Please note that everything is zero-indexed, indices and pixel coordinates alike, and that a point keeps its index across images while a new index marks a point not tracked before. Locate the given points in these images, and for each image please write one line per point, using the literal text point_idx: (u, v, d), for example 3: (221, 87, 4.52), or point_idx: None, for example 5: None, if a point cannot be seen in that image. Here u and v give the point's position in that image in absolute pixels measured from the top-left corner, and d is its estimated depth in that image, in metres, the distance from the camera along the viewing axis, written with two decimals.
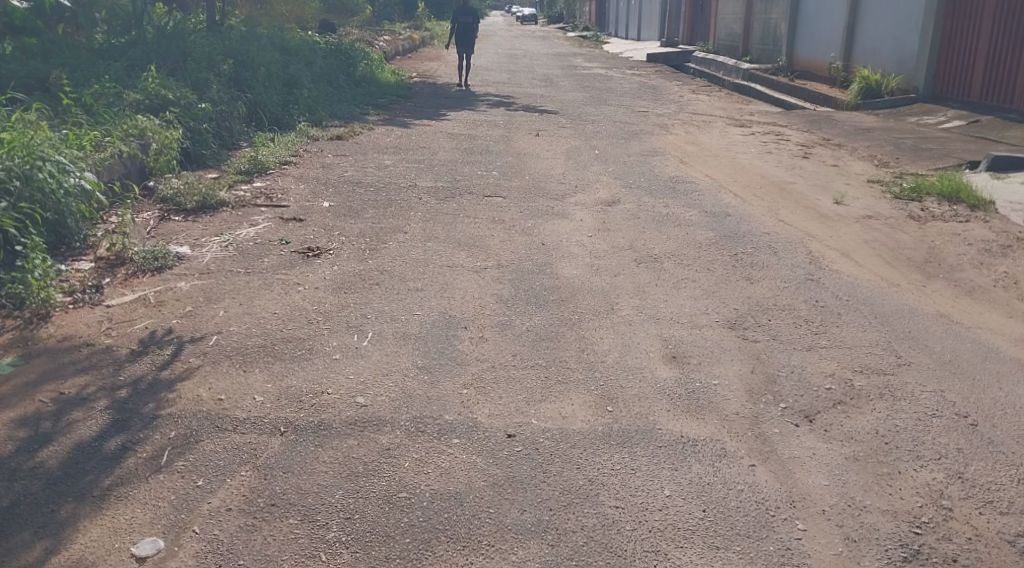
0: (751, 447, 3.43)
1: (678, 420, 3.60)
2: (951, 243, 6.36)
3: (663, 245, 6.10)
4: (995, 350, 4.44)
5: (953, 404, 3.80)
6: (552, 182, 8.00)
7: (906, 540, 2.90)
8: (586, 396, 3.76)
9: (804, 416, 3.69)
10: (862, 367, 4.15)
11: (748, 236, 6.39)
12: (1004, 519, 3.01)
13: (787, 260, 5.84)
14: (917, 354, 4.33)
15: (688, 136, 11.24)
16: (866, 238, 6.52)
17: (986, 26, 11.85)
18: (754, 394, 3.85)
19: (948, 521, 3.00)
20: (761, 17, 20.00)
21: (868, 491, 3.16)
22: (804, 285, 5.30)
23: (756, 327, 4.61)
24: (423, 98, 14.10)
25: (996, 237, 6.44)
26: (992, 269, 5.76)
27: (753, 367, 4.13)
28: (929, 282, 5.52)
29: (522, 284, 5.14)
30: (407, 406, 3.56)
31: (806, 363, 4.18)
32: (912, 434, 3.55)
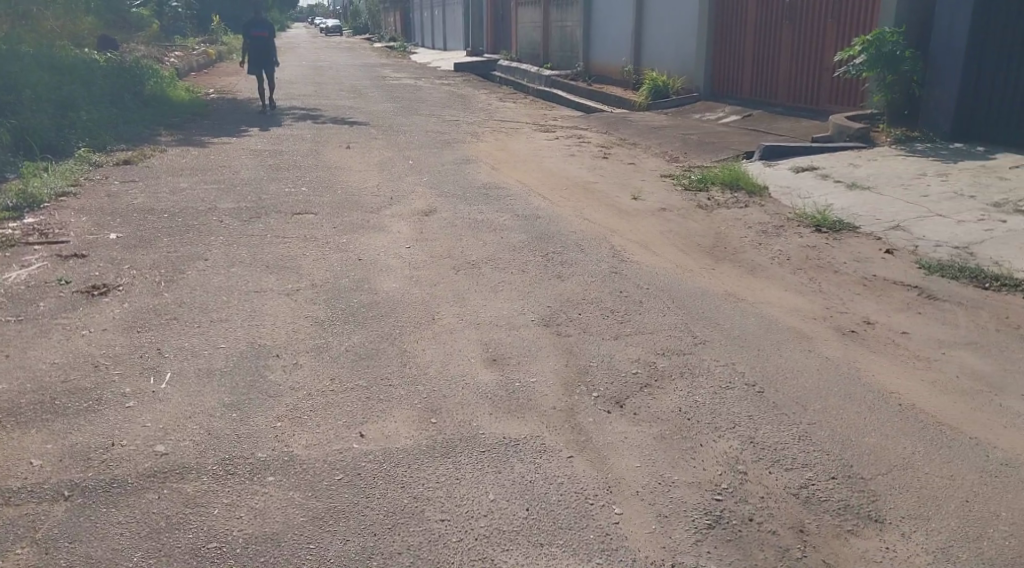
0: (569, 439, 3.57)
1: (498, 422, 3.68)
2: (734, 228, 6.92)
3: (476, 251, 6.20)
4: (775, 321, 4.88)
5: (743, 374, 4.15)
6: (364, 195, 7.92)
7: (709, 508, 3.13)
8: (408, 410, 3.75)
9: (615, 402, 3.88)
10: (663, 350, 4.43)
11: (554, 235, 6.65)
12: (789, 474, 3.31)
13: (592, 255, 6.13)
14: (711, 332, 4.68)
15: (494, 141, 11.53)
16: (660, 229, 6.96)
17: (751, 28, 12.99)
18: (569, 387, 4.01)
19: (744, 484, 3.26)
20: (557, 26, 20.83)
21: (675, 467, 3.38)
22: (609, 278, 5.58)
23: (568, 323, 4.80)
24: (220, 115, 13.50)
25: (771, 219, 7.08)
26: (769, 248, 6.33)
27: (567, 360, 4.29)
28: (718, 265, 5.99)
29: (337, 303, 5.05)
30: (214, 449, 3.40)
31: (614, 352, 4.40)
32: (710, 407, 3.83)
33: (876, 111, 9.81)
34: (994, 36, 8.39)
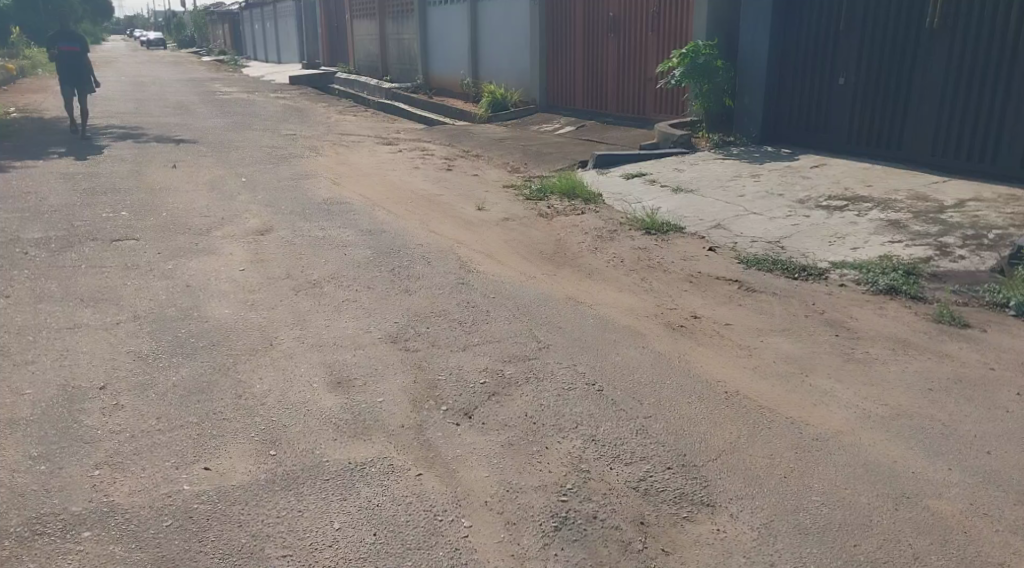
0: (417, 457, 3.55)
1: (343, 447, 3.61)
2: (573, 234, 7.13)
3: (316, 269, 6.05)
4: (612, 321, 5.06)
5: (585, 375, 4.27)
6: (192, 216, 7.54)
7: (556, 510, 3.20)
8: (245, 444, 3.61)
9: (463, 413, 3.90)
10: (508, 357, 4.49)
11: (396, 249, 6.60)
12: (628, 468, 3.44)
13: (436, 268, 6.13)
14: (555, 336, 4.80)
15: (332, 155, 11.31)
16: (503, 238, 7.07)
17: (580, 40, 13.46)
18: (416, 403, 3.98)
19: (588, 482, 3.36)
20: (394, 38, 20.75)
21: (522, 473, 3.43)
22: (453, 290, 5.61)
23: (414, 337, 4.77)
24: (25, 136, 12.47)
25: (606, 224, 7.36)
26: (606, 252, 6.58)
27: (415, 376, 4.27)
28: (559, 271, 6.15)
29: (165, 334, 4.78)
30: (19, 509, 3.13)
31: (461, 363, 4.41)
32: (554, 410, 3.92)
33: (693, 115, 10.40)
34: (790, 44, 9.08)
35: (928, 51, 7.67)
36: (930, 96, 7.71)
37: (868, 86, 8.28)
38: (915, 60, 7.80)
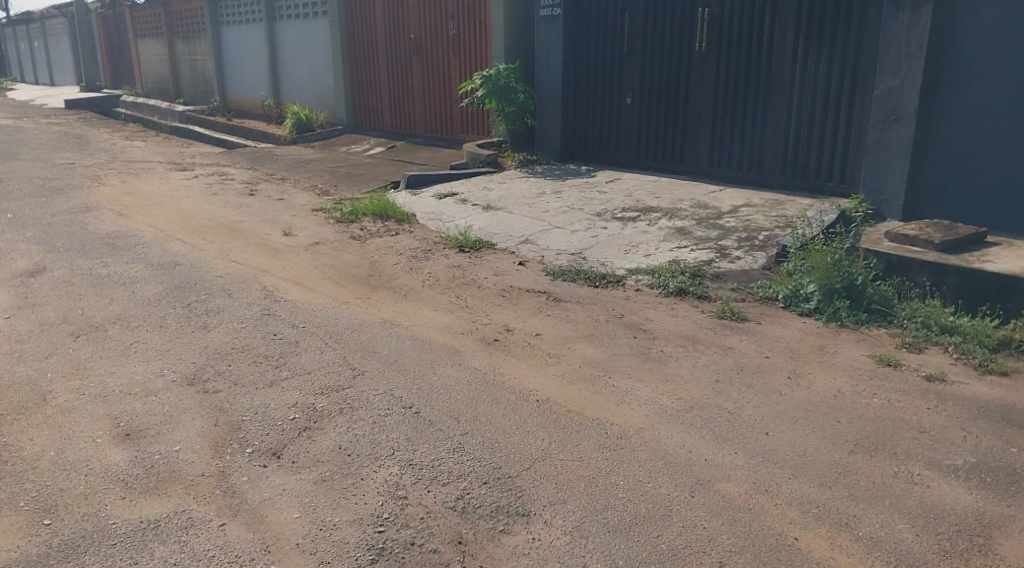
0: (220, 506, 3.38)
1: (135, 505, 3.37)
2: (385, 256, 7.09)
3: (103, 310, 5.62)
4: (427, 341, 5.08)
5: (400, 399, 4.25)
6: None
7: (373, 542, 3.15)
8: (14, 518, 3.29)
9: (272, 453, 3.76)
10: (320, 389, 4.38)
11: (192, 282, 6.26)
12: (445, 489, 3.46)
13: (240, 299, 5.88)
14: (369, 362, 4.74)
15: (120, 185, 10.56)
16: (312, 264, 6.90)
17: (382, 60, 13.44)
18: (219, 448, 3.80)
19: (405, 509, 3.34)
20: (185, 59, 19.71)
21: (336, 508, 3.35)
22: (260, 322, 5.40)
23: (217, 377, 4.54)
24: None
25: (419, 244, 7.38)
26: (419, 271, 6.59)
27: (217, 419, 4.07)
28: (372, 294, 6.09)
29: None
30: None
31: (269, 399, 4.26)
32: (369, 438, 3.87)
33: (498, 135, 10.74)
34: (578, 66, 9.56)
35: (699, 72, 8.35)
36: (704, 113, 8.38)
37: (650, 104, 8.87)
38: (689, 80, 8.47)
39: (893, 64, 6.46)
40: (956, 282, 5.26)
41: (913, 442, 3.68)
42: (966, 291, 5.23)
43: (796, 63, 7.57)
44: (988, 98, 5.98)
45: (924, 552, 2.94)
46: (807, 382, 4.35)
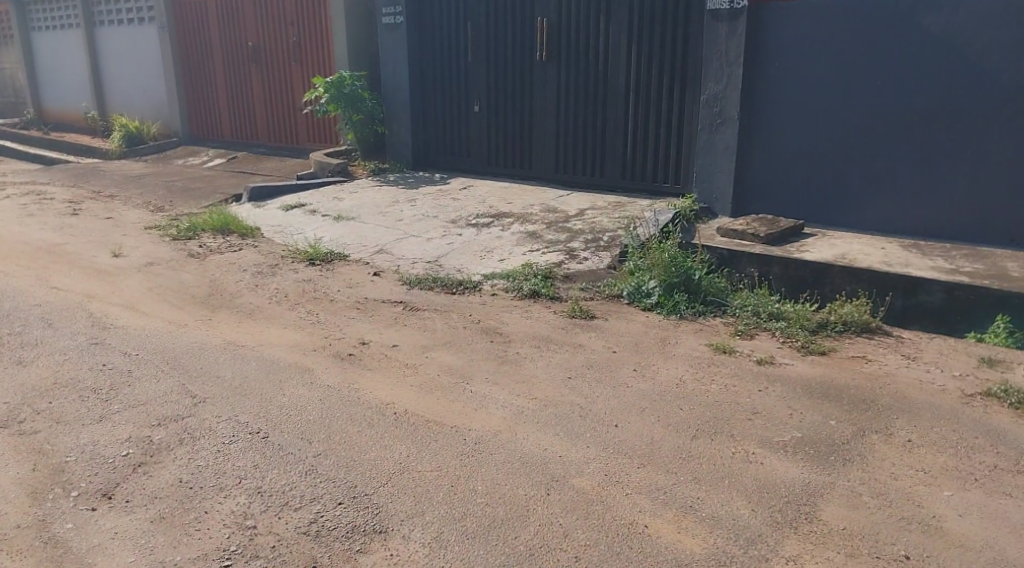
0: (41, 559, 3.12)
1: None
2: (227, 273, 6.78)
3: None
4: (275, 360, 4.90)
5: (246, 424, 4.07)
6: None
7: None
8: None
9: (103, 495, 3.50)
10: (157, 421, 4.12)
11: (7, 314, 5.74)
12: (297, 514, 3.33)
13: (64, 329, 5.45)
14: (211, 387, 4.52)
15: None
16: (146, 286, 6.50)
17: (218, 69, 12.88)
18: (38, 495, 3.50)
19: (254, 539, 3.20)
20: None
21: (177, 546, 3.17)
22: (87, 352, 5.03)
23: (36, 417, 4.18)
24: None
25: (265, 259, 7.11)
26: (265, 288, 6.35)
27: (35, 464, 3.75)
28: (214, 314, 5.81)
29: None
30: None
31: (98, 436, 3.97)
32: (213, 468, 3.68)
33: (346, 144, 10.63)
34: (424, 74, 9.55)
35: (541, 79, 8.52)
36: (547, 118, 8.56)
37: (496, 111, 8.99)
38: (532, 87, 8.63)
39: (716, 72, 6.85)
40: (779, 271, 5.64)
41: (747, 423, 3.91)
42: (789, 279, 5.62)
43: (629, 70, 7.83)
44: (802, 102, 6.46)
45: (759, 525, 3.09)
46: (652, 373, 4.53)
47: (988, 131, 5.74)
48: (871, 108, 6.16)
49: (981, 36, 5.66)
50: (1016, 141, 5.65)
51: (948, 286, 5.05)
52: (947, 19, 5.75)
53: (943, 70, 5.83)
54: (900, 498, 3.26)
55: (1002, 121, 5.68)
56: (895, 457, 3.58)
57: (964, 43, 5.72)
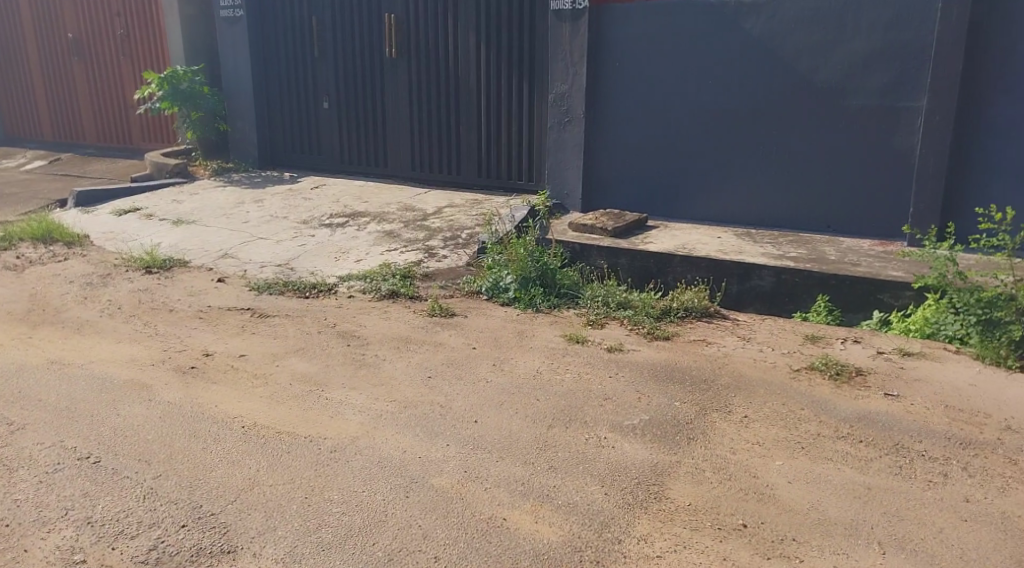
0: None
1: None
2: (50, 287, 6.27)
3: None
4: (107, 379, 4.58)
5: (74, 450, 3.79)
6: None
7: None
8: None
9: None
10: None
11: None
12: (134, 542, 3.08)
13: None
14: (33, 412, 4.17)
15: None
16: None
17: (36, 63, 11.91)
18: None
19: None
20: None
21: None
22: None
23: None
24: None
25: (94, 269, 6.64)
26: (95, 301, 5.93)
27: None
28: (35, 332, 5.36)
29: None
30: None
31: None
32: (35, 501, 3.37)
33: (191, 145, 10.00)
34: (270, 70, 9.23)
35: (391, 77, 8.42)
36: (399, 115, 8.46)
37: (346, 109, 8.80)
38: (382, 85, 8.51)
39: (561, 71, 7.03)
40: (627, 262, 5.87)
41: (600, 409, 4.03)
42: (636, 270, 5.85)
43: (478, 67, 7.84)
44: (642, 99, 6.72)
45: (612, 507, 3.16)
46: (509, 366, 4.59)
47: (808, 126, 6.17)
48: (704, 105, 6.50)
49: (798, 37, 6.08)
50: (830, 136, 6.11)
51: (777, 270, 5.42)
52: (766, 21, 6.15)
53: (766, 70, 6.23)
54: (738, 471, 3.46)
55: (819, 117, 6.13)
56: (733, 433, 3.81)
57: (783, 44, 6.14)
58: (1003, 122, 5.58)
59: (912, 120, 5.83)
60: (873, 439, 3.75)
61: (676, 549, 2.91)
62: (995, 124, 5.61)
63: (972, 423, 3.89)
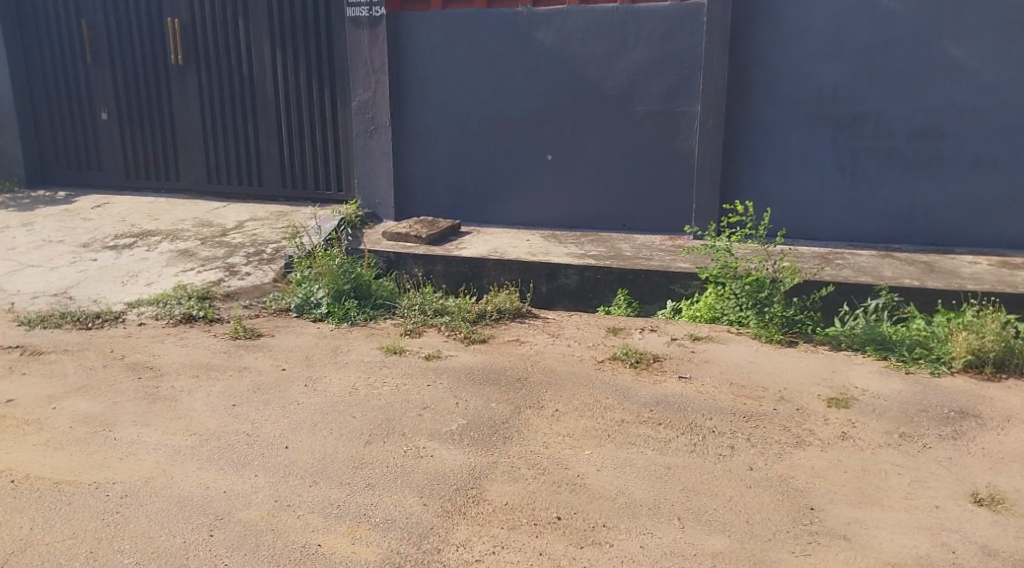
0: None
1: None
2: None
3: None
4: None
5: None
6: None
7: None
8: None
9: None
10: None
11: None
12: None
13: None
14: None
15: None
16: None
17: None
18: None
19: None
20: None
21: None
22: None
23: None
24: None
25: None
26: None
27: None
28: None
29: None
30: None
31: None
32: None
33: None
34: (36, 77, 8.43)
35: (180, 85, 7.92)
36: (188, 124, 7.97)
37: (131, 119, 8.20)
38: (171, 93, 7.99)
39: (363, 78, 6.86)
40: (443, 268, 5.89)
41: (418, 418, 4.00)
42: (451, 275, 5.90)
43: (276, 75, 7.51)
44: (444, 107, 6.80)
45: (430, 518, 3.18)
46: (322, 385, 4.44)
47: (602, 130, 6.50)
48: (504, 112, 6.68)
49: (587, 47, 6.39)
50: (622, 140, 6.47)
51: (581, 268, 5.66)
52: (557, 32, 6.43)
53: (560, 77, 6.51)
54: (550, 465, 3.60)
55: (612, 121, 6.46)
56: (545, 428, 3.95)
57: (573, 53, 6.43)
58: (764, 123, 6.21)
59: (692, 122, 6.27)
60: (670, 420, 4.02)
61: (495, 550, 2.99)
62: (759, 125, 6.22)
63: (753, 396, 4.28)
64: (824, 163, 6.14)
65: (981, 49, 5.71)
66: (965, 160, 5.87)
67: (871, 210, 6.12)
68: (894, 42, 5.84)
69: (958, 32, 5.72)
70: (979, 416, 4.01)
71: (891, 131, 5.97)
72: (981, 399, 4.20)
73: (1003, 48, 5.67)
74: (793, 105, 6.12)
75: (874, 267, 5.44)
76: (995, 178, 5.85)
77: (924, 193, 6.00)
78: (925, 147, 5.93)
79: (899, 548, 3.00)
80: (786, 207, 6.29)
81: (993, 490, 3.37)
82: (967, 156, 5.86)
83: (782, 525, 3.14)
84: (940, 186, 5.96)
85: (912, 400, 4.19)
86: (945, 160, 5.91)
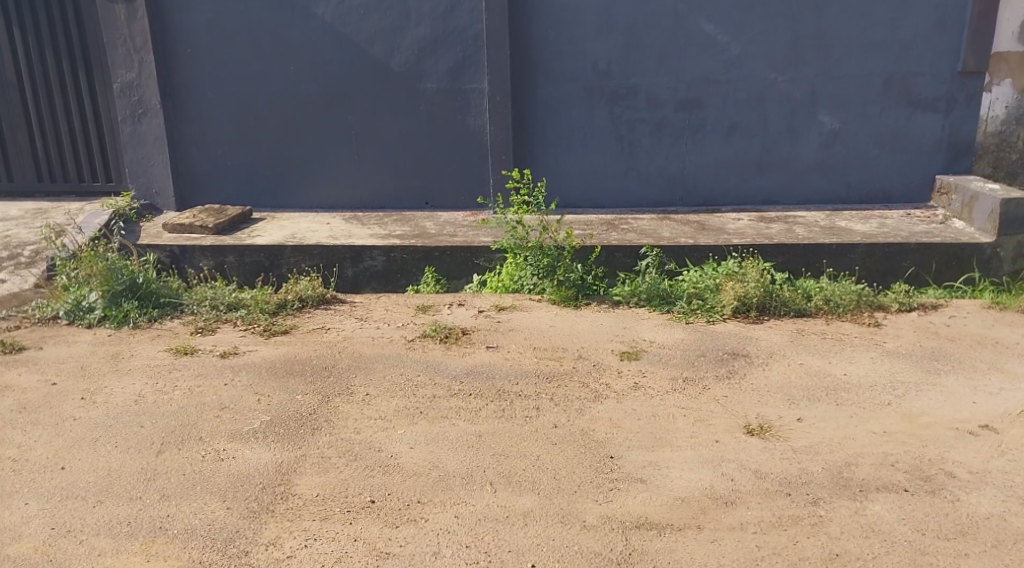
0: None
1: None
2: None
3: None
4: None
5: None
6: None
7: None
8: None
9: None
10: None
11: None
12: None
13: None
14: None
15: None
16: None
17: None
18: None
19: None
20: None
21: None
22: None
23: None
24: None
25: None
26: None
27: None
28: None
29: None
30: None
31: None
32: None
33: None
34: None
35: None
36: None
37: None
38: None
39: (124, 58, 6.32)
40: (236, 260, 5.64)
41: (214, 421, 3.82)
42: (245, 267, 5.66)
43: (17, 54, 6.41)
44: (222, 91, 6.48)
45: (235, 521, 3.08)
46: (103, 397, 4.10)
47: (391, 109, 6.46)
48: (287, 96, 6.47)
49: (369, 23, 6.30)
50: (412, 117, 6.46)
51: (387, 249, 5.60)
52: (337, 8, 6.28)
53: (341, 60, 6.38)
54: (362, 450, 3.57)
55: (400, 100, 6.43)
56: (355, 413, 3.90)
57: (355, 30, 6.32)
58: (548, 98, 6.44)
59: (480, 99, 6.36)
60: (479, 390, 4.11)
61: (307, 544, 2.95)
62: (544, 97, 6.44)
63: (555, 357, 4.48)
64: (604, 134, 6.46)
65: (729, 23, 6.21)
66: (724, 126, 6.39)
67: (647, 176, 6.52)
68: (656, 18, 6.23)
69: (709, 8, 6.19)
70: (747, 354, 4.44)
71: (659, 102, 6.37)
72: (750, 339, 4.65)
73: (751, 18, 6.19)
74: (571, 80, 6.39)
75: (654, 229, 5.82)
76: (749, 143, 6.41)
77: (691, 158, 6.47)
78: (688, 116, 6.38)
79: (687, 483, 3.26)
80: (573, 179, 6.58)
81: (761, 420, 3.75)
82: (726, 123, 6.39)
83: (585, 477, 3.31)
84: (704, 152, 6.45)
85: (692, 347, 4.55)
86: (707, 127, 6.40)
